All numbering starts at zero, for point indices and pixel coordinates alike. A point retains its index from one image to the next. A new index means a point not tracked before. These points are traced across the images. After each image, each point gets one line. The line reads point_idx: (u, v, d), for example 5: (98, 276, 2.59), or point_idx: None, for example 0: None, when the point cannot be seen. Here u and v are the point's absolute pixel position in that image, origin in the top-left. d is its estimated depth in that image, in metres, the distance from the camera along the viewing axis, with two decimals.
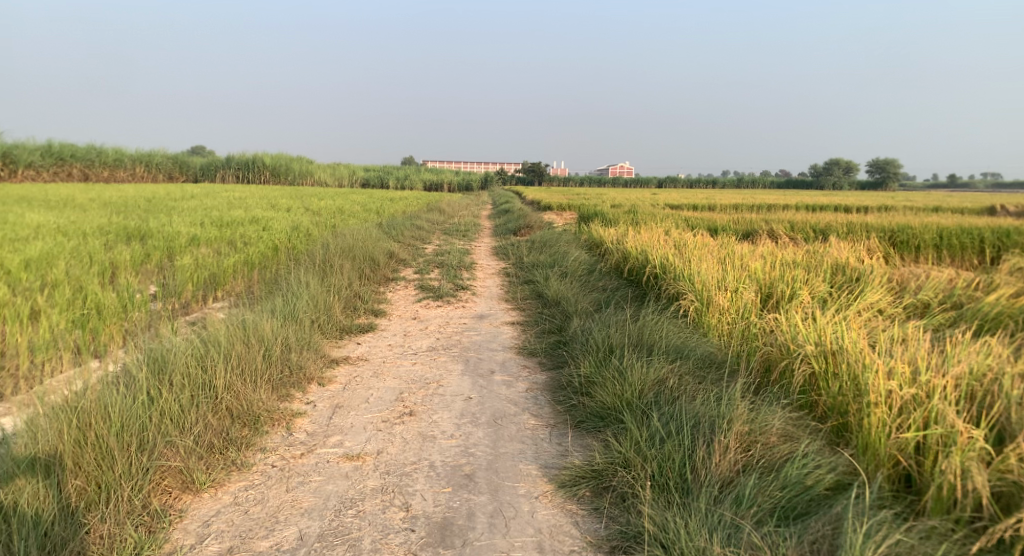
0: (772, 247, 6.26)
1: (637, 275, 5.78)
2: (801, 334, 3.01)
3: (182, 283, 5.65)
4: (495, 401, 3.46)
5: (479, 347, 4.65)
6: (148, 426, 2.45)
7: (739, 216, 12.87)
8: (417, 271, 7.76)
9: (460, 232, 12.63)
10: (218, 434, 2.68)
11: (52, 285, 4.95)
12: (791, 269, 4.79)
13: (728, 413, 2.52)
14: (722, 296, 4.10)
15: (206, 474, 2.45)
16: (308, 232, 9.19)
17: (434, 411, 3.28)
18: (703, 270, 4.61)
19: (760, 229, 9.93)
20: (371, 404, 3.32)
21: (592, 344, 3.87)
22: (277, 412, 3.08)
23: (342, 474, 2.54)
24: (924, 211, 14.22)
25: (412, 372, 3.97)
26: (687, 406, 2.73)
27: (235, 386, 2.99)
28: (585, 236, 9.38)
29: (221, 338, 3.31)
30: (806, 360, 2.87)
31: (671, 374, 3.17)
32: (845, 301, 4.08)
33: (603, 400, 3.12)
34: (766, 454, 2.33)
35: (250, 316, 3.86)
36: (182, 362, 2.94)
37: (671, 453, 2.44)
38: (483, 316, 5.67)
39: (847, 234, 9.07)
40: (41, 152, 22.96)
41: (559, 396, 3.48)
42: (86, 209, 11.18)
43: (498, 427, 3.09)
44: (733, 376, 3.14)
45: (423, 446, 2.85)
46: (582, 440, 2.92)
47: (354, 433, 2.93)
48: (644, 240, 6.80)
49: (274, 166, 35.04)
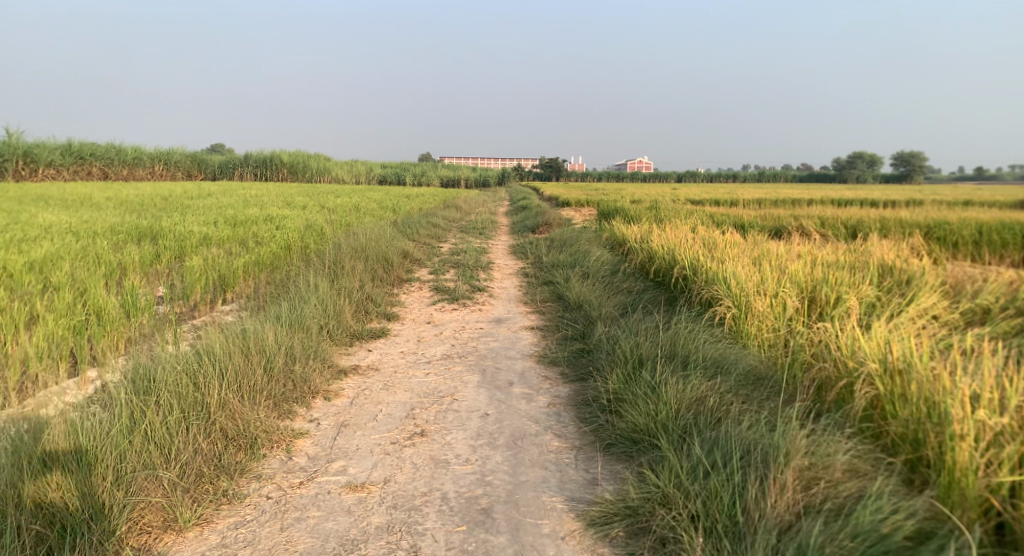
0: (809, 246, 5.88)
1: (665, 277, 5.44)
2: (860, 350, 2.66)
3: (188, 286, 5.45)
4: (514, 418, 3.17)
5: (497, 354, 4.35)
6: (128, 454, 2.20)
7: (767, 211, 12.37)
8: (432, 272, 7.50)
9: (477, 230, 12.42)
10: (208, 461, 2.43)
11: (54, 288, 4.77)
12: (834, 269, 4.43)
13: (783, 441, 2.19)
14: (761, 302, 3.75)
15: (191, 510, 2.18)
16: (322, 230, 8.98)
17: (448, 430, 2.99)
18: (739, 272, 4.27)
19: (788, 226, 9.50)
20: (380, 423, 3.04)
21: (620, 356, 3.56)
22: (277, 432, 2.83)
23: (344, 509, 2.26)
24: (952, 204, 13.71)
25: (426, 383, 3.69)
26: (733, 432, 2.41)
27: (231, 404, 2.75)
28: (606, 234, 9.06)
29: (219, 351, 3.06)
30: (868, 380, 2.51)
31: (711, 393, 2.84)
32: (896, 307, 3.72)
33: (634, 421, 2.81)
34: (830, 494, 1.99)
35: (253, 325, 3.61)
36: (171, 379, 2.70)
37: (717, 489, 2.12)
38: (501, 320, 5.37)
39: (880, 231, 8.64)
40: (61, 151, 23.27)
41: (585, 414, 3.18)
42: (102, 208, 11.16)
43: (518, 450, 2.80)
44: (780, 395, 2.81)
45: (435, 473, 2.56)
46: (613, 468, 2.62)
47: (359, 458, 2.66)
48: (670, 238, 6.45)
49: (291, 165, 35.13)
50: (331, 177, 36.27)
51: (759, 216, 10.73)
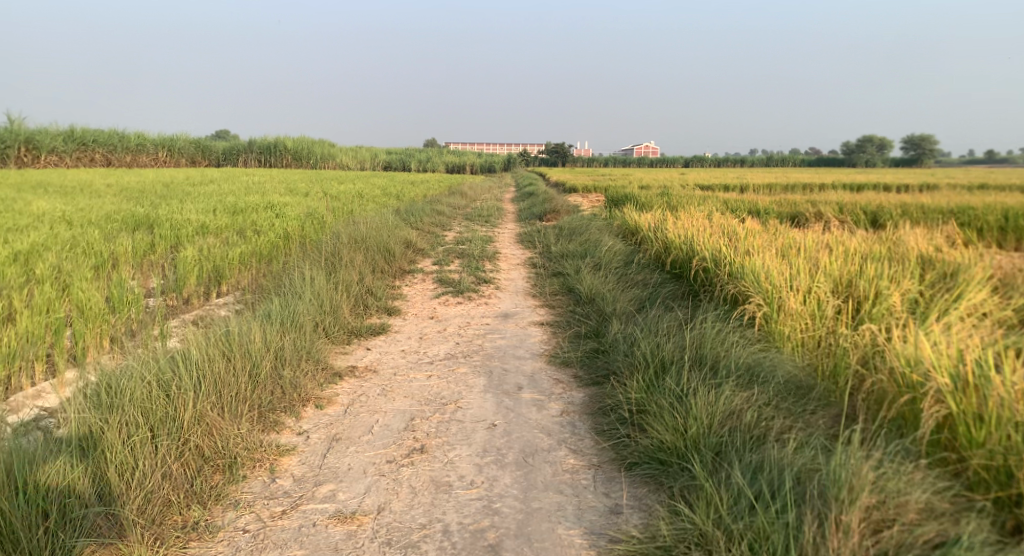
0: (835, 235, 5.50)
1: (683, 270, 5.09)
2: (924, 360, 2.29)
3: (180, 278, 5.15)
4: (524, 430, 2.85)
5: (504, 354, 4.03)
6: (75, 489, 1.91)
7: (780, 197, 11.94)
8: (436, 262, 7.19)
9: (483, 217, 12.06)
10: (178, 488, 2.13)
11: (36, 280, 4.49)
12: (870, 261, 4.06)
13: (844, 471, 1.85)
14: (795, 300, 3.40)
15: (151, 549, 1.88)
16: (323, 219, 8.65)
17: (451, 446, 2.67)
18: (768, 266, 3.91)
19: (804, 212, 9.08)
20: (375, 437, 2.73)
21: (640, 359, 3.24)
22: (260, 449, 2.53)
23: (331, 546, 1.96)
24: (964, 189, 13.26)
25: (427, 388, 3.38)
26: (777, 455, 2.09)
27: (208, 417, 2.44)
28: (617, 222, 8.68)
29: (196, 356, 2.76)
30: (936, 396, 2.16)
31: (747, 406, 2.52)
32: (943, 303, 3.36)
33: (661, 438, 2.49)
34: (906, 541, 1.67)
35: (240, 325, 3.31)
36: (140, 389, 2.39)
37: (766, 529, 1.80)
38: (509, 315, 5.04)
39: (903, 216, 8.22)
40: (63, 138, 23.01)
41: (603, 425, 2.86)
42: (101, 196, 10.85)
43: (529, 470, 2.49)
44: (827, 410, 2.48)
45: (435, 500, 2.25)
46: (638, 493, 2.31)
47: (351, 480, 2.36)
48: (686, 227, 6.08)
49: (296, 150, 34.75)
50: (336, 163, 35.95)
51: (773, 202, 10.31)
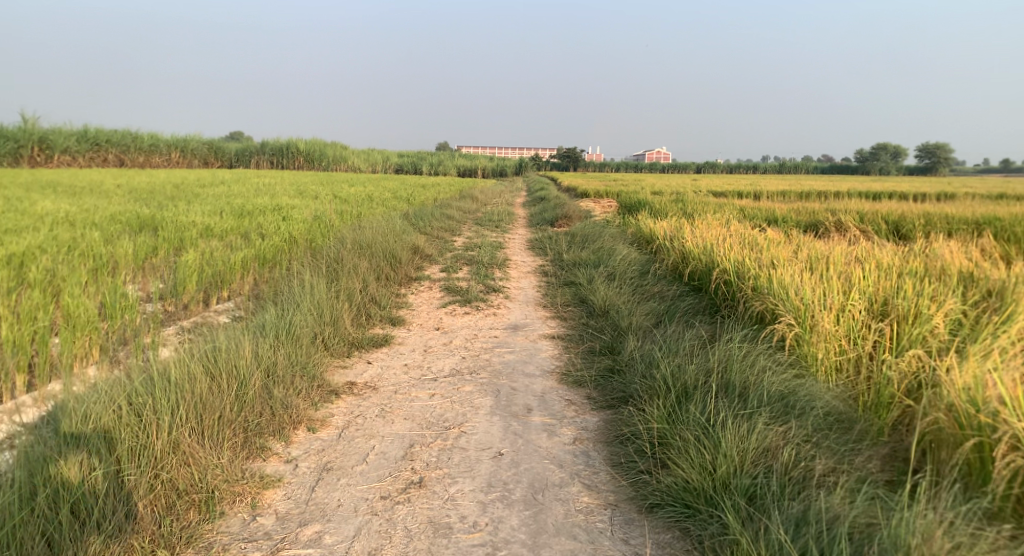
0: (863, 246, 5.19)
1: (703, 281, 4.81)
2: (993, 398, 2.00)
3: (177, 283, 4.96)
4: (532, 461, 2.59)
5: (513, 371, 3.77)
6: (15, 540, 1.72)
7: (798, 205, 11.61)
8: (443, 269, 6.96)
9: (493, 223, 11.85)
10: (142, 532, 1.92)
11: (28, 284, 4.31)
12: (907, 276, 3.75)
13: (907, 534, 1.59)
14: (829, 319, 3.11)
15: None
16: (330, 223, 8.45)
17: (452, 479, 2.43)
18: (798, 281, 3.62)
19: (824, 221, 8.73)
20: (370, 467, 2.49)
21: (660, 383, 2.97)
22: (242, 481, 2.30)
23: None
24: (983, 199, 12.94)
25: (429, 410, 3.13)
26: (824, 502, 1.83)
27: (184, 445, 2.23)
28: (631, 229, 8.40)
29: (177, 373, 2.54)
30: (1012, 442, 1.87)
31: (785, 442, 2.25)
32: (994, 323, 3.06)
33: (687, 477, 2.23)
34: None
35: (229, 338, 3.08)
36: (108, 414, 2.19)
37: None
38: (518, 327, 4.78)
39: (928, 228, 7.88)
40: (77, 137, 23.12)
41: (620, 457, 2.60)
42: (107, 196, 10.70)
43: (539, 509, 2.23)
44: (878, 453, 2.21)
45: (433, 546, 2.00)
46: (662, 541, 2.05)
47: (340, 520, 2.12)
48: (705, 235, 5.80)
49: (307, 152, 34.76)
50: (348, 166, 35.97)
51: (790, 210, 9.98)
